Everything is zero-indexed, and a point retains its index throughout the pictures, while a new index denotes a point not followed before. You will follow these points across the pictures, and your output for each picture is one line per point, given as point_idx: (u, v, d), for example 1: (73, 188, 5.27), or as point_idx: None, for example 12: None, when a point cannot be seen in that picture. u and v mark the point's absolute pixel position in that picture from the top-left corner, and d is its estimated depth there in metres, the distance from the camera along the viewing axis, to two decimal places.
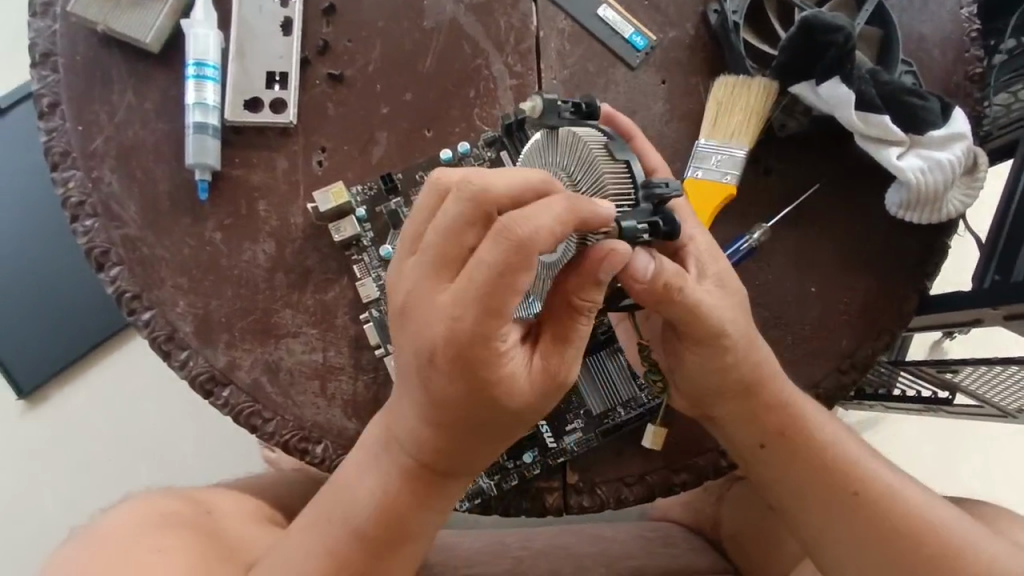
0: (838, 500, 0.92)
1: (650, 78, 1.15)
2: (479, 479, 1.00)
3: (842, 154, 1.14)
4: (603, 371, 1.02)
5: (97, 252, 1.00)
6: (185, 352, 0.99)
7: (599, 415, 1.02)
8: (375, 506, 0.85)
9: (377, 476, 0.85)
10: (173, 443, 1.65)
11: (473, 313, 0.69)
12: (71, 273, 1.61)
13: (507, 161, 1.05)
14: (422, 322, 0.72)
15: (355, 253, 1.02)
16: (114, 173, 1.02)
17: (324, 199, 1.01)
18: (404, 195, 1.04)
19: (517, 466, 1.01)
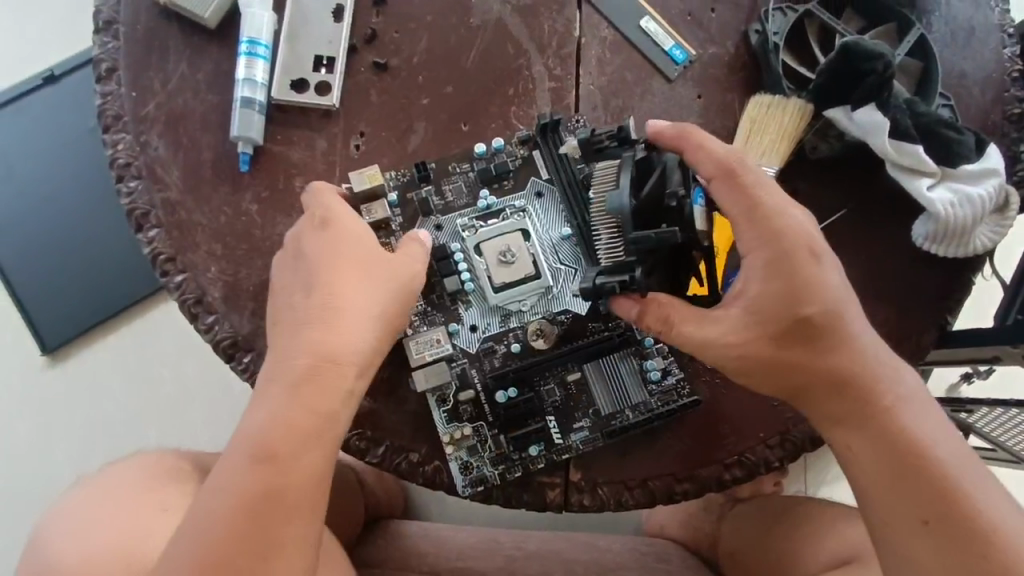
0: (904, 514, 0.81)
1: (687, 91, 1.17)
2: (483, 466, 1.01)
3: (872, 180, 1.14)
4: (615, 374, 1.03)
5: (138, 212, 1.04)
6: (212, 317, 1.03)
7: (608, 416, 1.02)
8: (267, 470, 0.82)
9: (287, 432, 0.84)
10: (185, 410, 1.69)
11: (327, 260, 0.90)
12: (107, 238, 1.66)
13: (537, 160, 1.07)
14: (340, 255, 0.90)
15: (383, 236, 1.05)
16: (161, 139, 1.06)
17: (359, 179, 1.04)
18: (436, 184, 1.06)
19: (523, 459, 1.01)
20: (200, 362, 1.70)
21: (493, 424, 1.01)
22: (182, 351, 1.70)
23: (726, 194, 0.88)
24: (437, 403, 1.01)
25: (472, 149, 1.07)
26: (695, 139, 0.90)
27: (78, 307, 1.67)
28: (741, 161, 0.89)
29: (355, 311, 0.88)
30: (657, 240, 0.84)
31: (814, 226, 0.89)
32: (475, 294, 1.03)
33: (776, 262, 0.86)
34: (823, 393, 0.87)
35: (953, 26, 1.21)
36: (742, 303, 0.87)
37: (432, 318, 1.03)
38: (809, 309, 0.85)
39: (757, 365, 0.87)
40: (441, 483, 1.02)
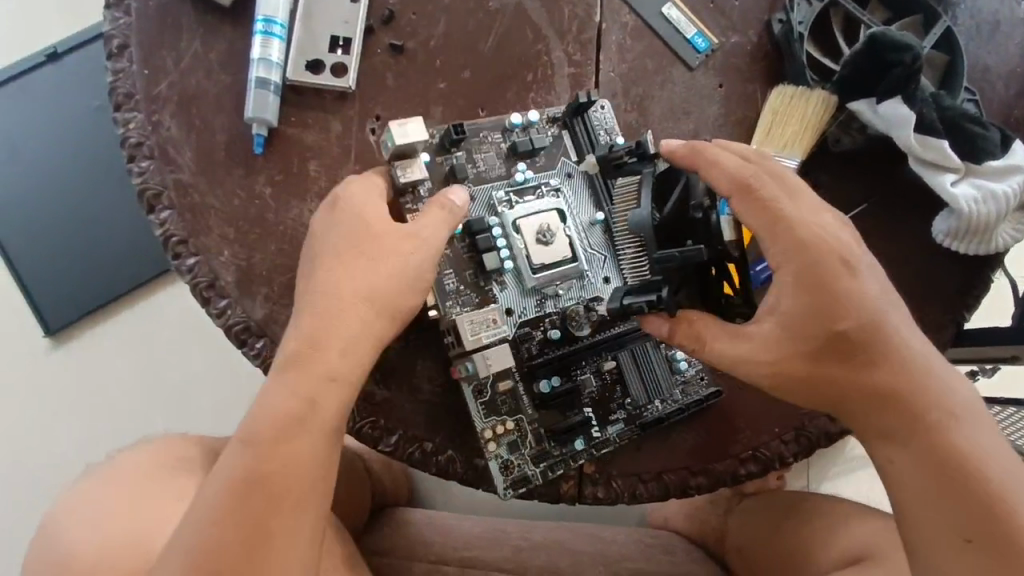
0: (945, 529, 0.76)
1: (708, 81, 1.15)
2: (524, 464, 0.97)
3: (894, 175, 1.13)
4: (648, 364, 1.01)
5: (150, 193, 1.01)
6: (224, 301, 1.01)
7: (637, 407, 1.02)
8: (262, 456, 0.79)
9: (283, 417, 0.81)
10: (190, 395, 1.68)
11: (342, 241, 0.88)
12: (114, 219, 1.64)
13: (565, 143, 1.05)
14: (356, 234, 0.88)
15: (413, 200, 0.98)
16: (174, 119, 1.03)
17: (400, 131, 0.94)
18: (468, 151, 1.01)
19: (563, 455, 0.98)
20: (207, 346, 1.69)
21: (533, 418, 0.98)
22: (187, 334, 1.69)
23: (752, 209, 0.82)
24: (474, 395, 0.96)
25: (506, 121, 1.03)
26: (710, 154, 0.84)
27: (83, 288, 1.65)
28: (761, 174, 0.83)
29: (362, 288, 0.86)
30: (682, 260, 0.81)
31: (848, 236, 0.84)
32: (513, 273, 0.98)
33: (806, 276, 0.81)
34: (861, 408, 0.82)
35: (978, 18, 1.19)
36: (773, 320, 0.82)
37: (467, 298, 0.97)
38: (843, 325, 0.80)
39: (793, 383, 0.83)
40: (455, 473, 1.02)
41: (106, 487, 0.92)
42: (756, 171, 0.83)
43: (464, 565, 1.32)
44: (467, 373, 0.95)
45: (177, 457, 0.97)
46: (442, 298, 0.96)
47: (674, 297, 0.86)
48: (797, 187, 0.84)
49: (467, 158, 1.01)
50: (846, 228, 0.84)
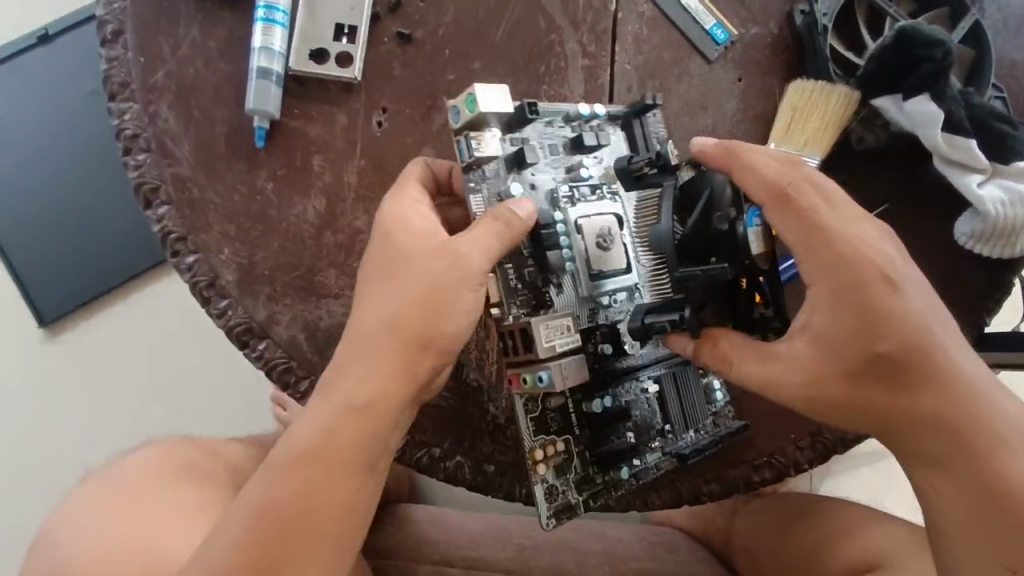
0: (986, 561, 0.71)
1: (726, 74, 1.11)
2: (567, 490, 0.82)
3: (918, 173, 1.10)
4: (687, 386, 0.91)
5: (147, 188, 0.97)
6: (225, 301, 0.97)
7: (674, 437, 0.91)
8: (291, 484, 0.72)
9: (314, 440, 0.73)
10: (187, 391, 1.65)
11: (382, 248, 0.78)
12: (109, 208, 1.59)
13: (623, 144, 0.89)
14: (397, 239, 0.78)
15: (473, 182, 0.81)
16: (171, 110, 0.99)
17: (490, 98, 0.78)
18: (537, 133, 0.85)
19: (608, 483, 0.86)
20: (205, 341, 1.65)
21: (580, 439, 0.84)
22: (185, 328, 1.65)
23: (781, 217, 0.76)
24: (525, 407, 0.81)
25: (573, 108, 0.86)
26: (741, 159, 0.77)
27: (77, 280, 1.60)
28: (796, 180, 0.76)
29: (399, 297, 0.75)
30: (706, 276, 0.74)
31: (890, 247, 0.76)
32: (571, 277, 0.82)
33: (844, 292, 0.74)
34: (906, 432, 0.75)
35: (1005, 12, 1.15)
36: (807, 337, 0.76)
37: (524, 298, 0.81)
38: (886, 344, 0.73)
39: (831, 407, 0.76)
40: (464, 479, 0.99)
41: (97, 494, 0.88)
42: (791, 178, 0.76)
43: (468, 566, 1.31)
44: (538, 385, 0.78)
45: (173, 463, 0.94)
46: (508, 294, 0.80)
47: (698, 317, 0.79)
48: (836, 197, 0.77)
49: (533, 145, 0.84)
50: (887, 238, 0.77)
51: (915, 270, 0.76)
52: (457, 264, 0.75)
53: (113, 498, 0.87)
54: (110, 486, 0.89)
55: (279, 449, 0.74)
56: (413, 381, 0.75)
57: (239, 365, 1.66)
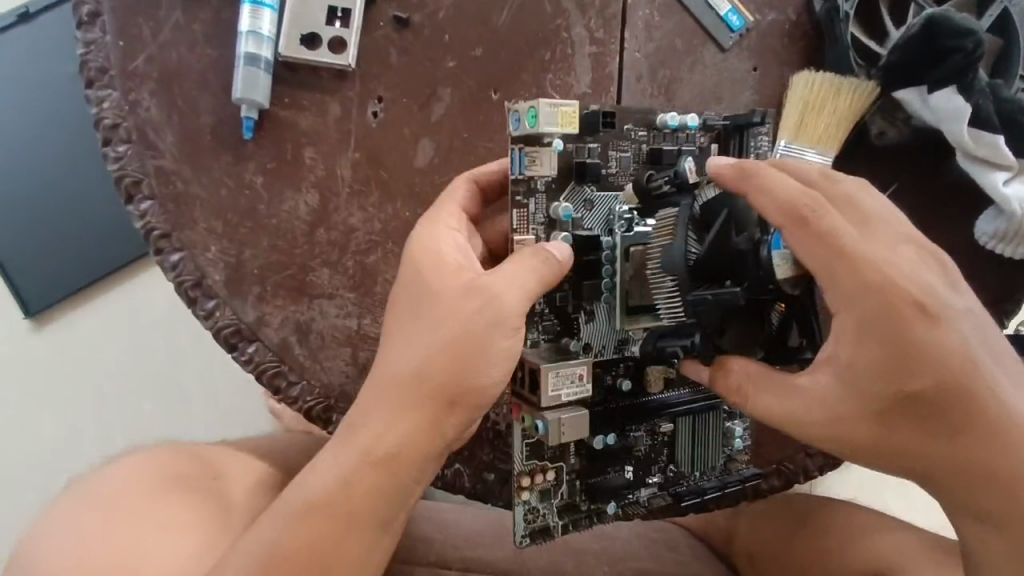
0: None
1: (741, 64, 1.06)
2: (549, 514, 0.73)
3: (937, 171, 1.05)
4: (704, 428, 0.81)
5: (127, 181, 0.91)
6: (212, 302, 0.93)
7: (679, 475, 0.81)
8: (299, 528, 0.61)
9: (335, 480, 0.63)
10: (183, 390, 1.51)
11: (411, 271, 0.70)
12: (88, 192, 1.42)
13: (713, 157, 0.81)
14: (425, 265, 0.69)
15: (520, 196, 0.71)
16: (153, 98, 0.92)
17: (551, 115, 0.67)
18: (604, 143, 0.74)
19: (592, 511, 0.76)
20: (196, 337, 1.52)
21: (575, 468, 0.75)
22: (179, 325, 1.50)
23: (803, 245, 0.65)
24: (521, 435, 0.72)
25: (659, 116, 0.77)
26: (755, 178, 0.66)
27: (56, 271, 1.43)
28: (814, 200, 0.65)
29: (421, 331, 0.64)
30: (717, 301, 0.69)
31: (931, 272, 0.66)
32: (606, 306, 0.74)
33: (871, 325, 0.64)
34: (941, 471, 0.67)
35: None
36: (832, 371, 0.67)
37: (549, 324, 0.73)
38: (918, 383, 0.64)
39: (853, 452, 0.68)
40: (463, 487, 0.96)
41: (60, 513, 0.74)
42: (812, 197, 0.66)
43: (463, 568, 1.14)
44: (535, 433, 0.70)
45: (152, 471, 0.80)
46: (546, 326, 0.73)
47: (711, 344, 0.72)
48: (868, 215, 0.67)
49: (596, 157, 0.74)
50: (927, 261, 0.67)
51: (957, 298, 0.66)
52: (489, 306, 0.63)
53: (82, 516, 0.72)
54: (78, 504, 0.75)
55: (289, 496, 0.63)
56: (440, 437, 0.64)
57: (236, 369, 1.51)
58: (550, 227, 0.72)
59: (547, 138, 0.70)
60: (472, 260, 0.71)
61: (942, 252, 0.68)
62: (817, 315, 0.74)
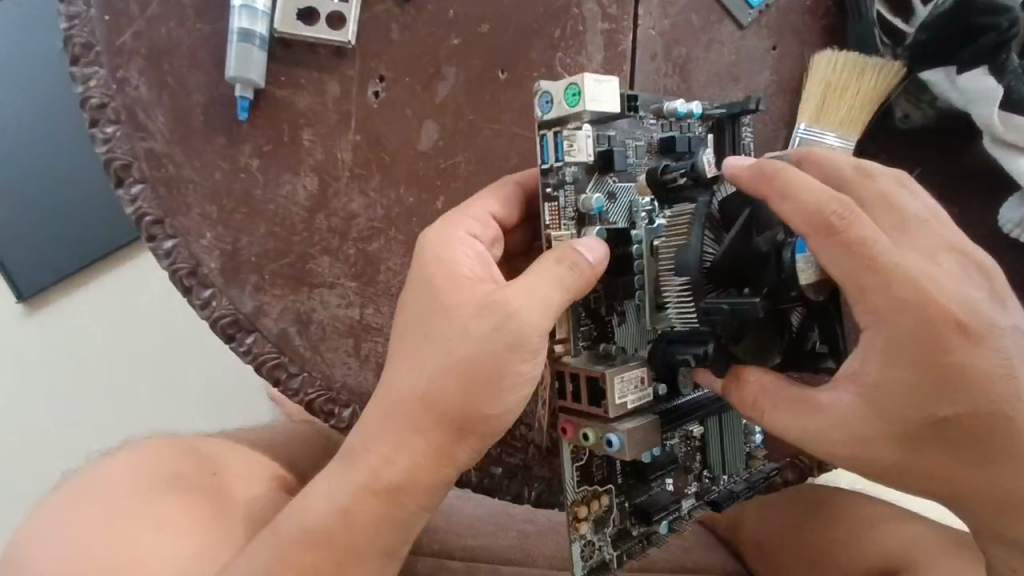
0: None
1: (760, 42, 1.02)
2: (604, 546, 0.69)
3: (961, 155, 1.01)
4: (731, 430, 0.79)
5: (117, 164, 0.86)
6: (208, 291, 0.89)
7: (711, 481, 0.78)
8: (298, 554, 0.58)
9: (332, 499, 0.60)
10: (174, 384, 1.36)
11: (424, 282, 0.64)
12: (76, 168, 1.27)
13: (711, 148, 0.78)
14: (442, 275, 0.64)
15: (550, 188, 0.67)
16: (142, 76, 0.87)
17: (594, 92, 0.63)
18: (621, 131, 0.70)
19: (643, 534, 0.72)
20: (168, 318, 1.35)
21: (621, 489, 0.71)
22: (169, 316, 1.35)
23: (830, 256, 0.59)
24: (571, 455, 0.68)
25: (666, 105, 0.73)
26: (778, 180, 0.61)
27: (40, 258, 1.27)
28: (845, 204, 0.59)
29: (435, 351, 0.60)
30: (733, 312, 0.61)
31: (975, 287, 0.62)
32: (635, 305, 0.70)
33: (907, 345, 0.59)
34: (960, 490, 0.65)
35: None
36: (854, 390, 0.61)
37: (587, 330, 0.69)
38: (951, 409, 0.60)
39: (875, 473, 0.64)
40: (469, 482, 0.93)
41: (52, 507, 0.71)
42: (843, 201, 0.59)
43: (469, 558, 1.03)
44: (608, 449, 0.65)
45: (142, 472, 0.76)
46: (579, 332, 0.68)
47: (722, 354, 0.66)
48: (909, 218, 0.63)
49: (617, 146, 0.69)
50: (970, 274, 0.63)
51: (1001, 316, 0.62)
52: (506, 325, 0.58)
53: (71, 518, 0.69)
54: (71, 498, 0.72)
55: (287, 516, 0.61)
56: (451, 465, 0.60)
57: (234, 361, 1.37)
58: (581, 221, 0.68)
59: (576, 121, 0.65)
60: (495, 279, 0.66)
61: (985, 258, 0.64)
62: (841, 321, 0.69)
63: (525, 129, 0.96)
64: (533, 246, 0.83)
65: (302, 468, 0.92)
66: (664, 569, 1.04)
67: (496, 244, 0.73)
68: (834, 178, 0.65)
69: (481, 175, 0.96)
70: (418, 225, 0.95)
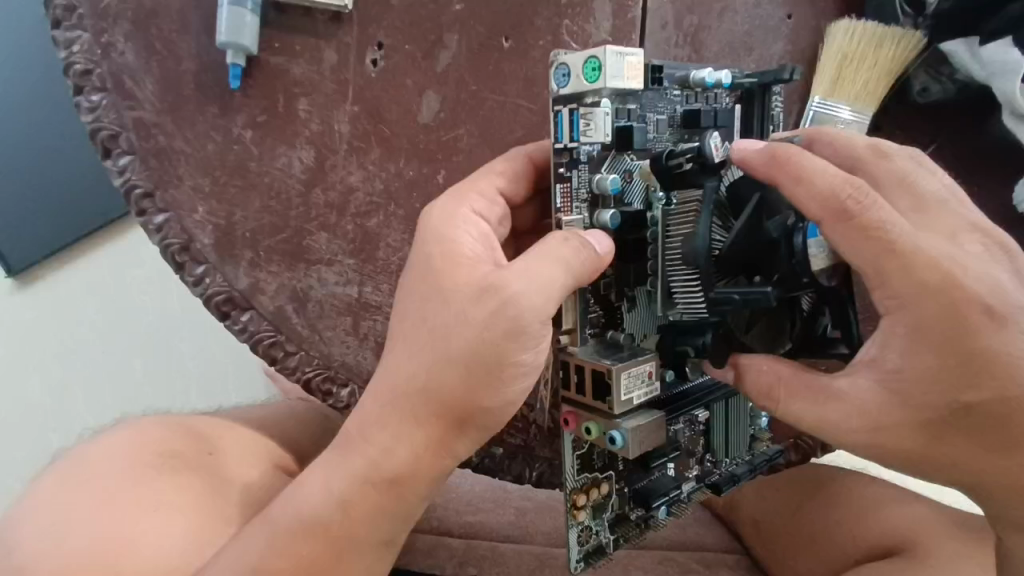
0: None
1: (774, 10, 0.98)
2: (601, 531, 0.68)
3: (979, 131, 0.98)
4: (735, 415, 0.77)
5: (104, 134, 0.82)
6: (202, 267, 0.86)
7: (713, 464, 0.76)
8: (295, 541, 0.57)
9: (330, 489, 0.58)
10: (166, 361, 1.32)
11: (424, 262, 0.61)
12: (63, 139, 1.22)
13: (740, 120, 0.76)
14: (442, 257, 0.60)
15: (563, 168, 0.63)
16: (129, 41, 0.83)
17: (617, 66, 0.59)
18: (643, 103, 0.67)
19: (641, 519, 0.71)
20: (161, 294, 1.30)
21: (621, 475, 0.69)
22: (161, 289, 1.30)
23: (848, 242, 0.57)
24: (571, 444, 0.66)
25: (693, 73, 0.70)
26: (790, 166, 0.58)
27: (28, 233, 1.23)
28: (860, 188, 0.57)
29: (434, 336, 0.57)
30: (745, 302, 0.60)
31: (1001, 269, 0.59)
32: (646, 292, 0.69)
33: (929, 334, 0.57)
34: (988, 480, 0.62)
35: None
36: (875, 376, 0.60)
37: (595, 317, 0.66)
38: (978, 395, 0.58)
39: (893, 461, 0.62)
40: (470, 462, 0.92)
41: (40, 488, 0.69)
42: (857, 183, 0.57)
43: (468, 536, 1.02)
44: (611, 446, 0.63)
45: (130, 453, 0.73)
46: (586, 320, 0.65)
47: (729, 342, 0.67)
48: (929, 198, 0.61)
49: (637, 120, 0.66)
50: (995, 255, 0.60)
51: None
52: (506, 311, 0.55)
53: (59, 502, 0.67)
54: (59, 479, 0.70)
55: (280, 505, 0.59)
56: (449, 453, 0.58)
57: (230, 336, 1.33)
58: (594, 204, 0.65)
59: (595, 96, 0.62)
60: (497, 260, 0.62)
61: (1011, 244, 0.61)
62: (854, 305, 0.66)
63: (530, 100, 0.92)
64: (542, 223, 0.80)
65: (299, 448, 0.91)
66: (663, 546, 1.04)
67: (502, 222, 0.70)
68: (848, 157, 0.64)
69: (484, 148, 0.93)
70: (418, 200, 0.92)
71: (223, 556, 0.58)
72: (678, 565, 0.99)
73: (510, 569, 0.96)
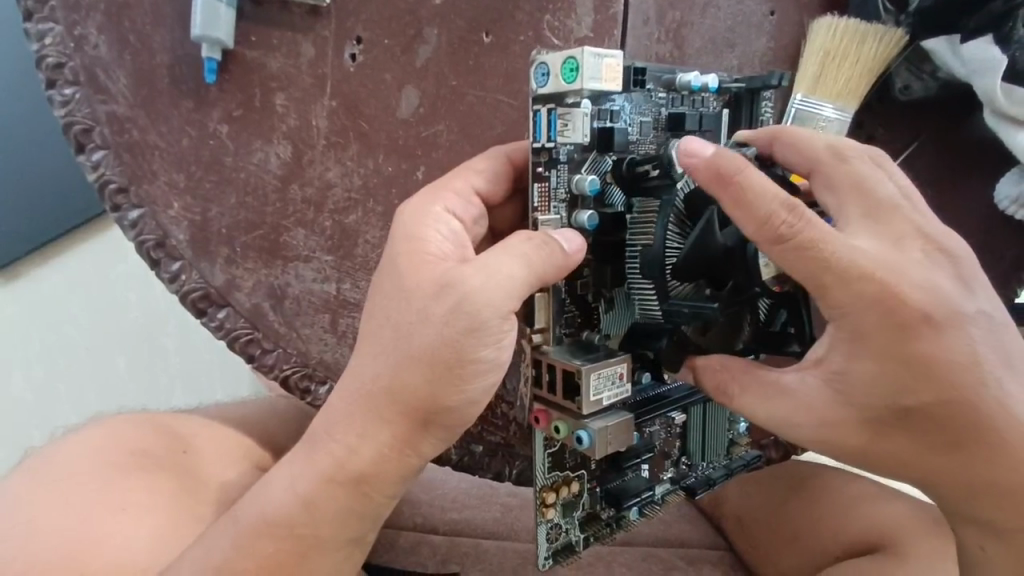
0: None
1: (758, 6, 0.97)
2: (570, 529, 0.68)
3: (961, 128, 0.98)
4: (713, 421, 0.77)
5: (77, 129, 0.81)
6: (177, 264, 0.85)
7: (689, 467, 0.76)
8: (260, 540, 0.56)
9: (297, 488, 0.57)
10: (146, 359, 1.29)
11: (393, 262, 0.60)
12: (36, 133, 1.18)
13: (727, 123, 0.75)
14: (412, 256, 0.60)
15: (541, 168, 0.62)
16: (102, 33, 0.81)
17: (595, 67, 0.59)
18: (624, 102, 0.66)
19: (615, 519, 0.71)
20: (141, 292, 1.27)
21: (594, 474, 0.69)
22: (139, 287, 1.27)
23: (802, 251, 0.57)
24: (543, 443, 0.66)
25: (679, 77, 0.69)
26: (736, 184, 0.56)
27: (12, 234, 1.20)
28: (797, 211, 0.56)
29: (399, 335, 0.56)
30: (695, 314, 0.62)
31: (942, 275, 0.59)
32: (624, 293, 0.69)
33: (887, 338, 0.57)
34: (948, 483, 0.63)
35: None
36: (822, 376, 0.60)
37: (570, 317, 0.66)
38: (917, 399, 0.58)
39: (841, 458, 0.63)
40: (449, 459, 0.92)
41: (9, 484, 0.68)
42: (793, 205, 0.56)
43: (453, 533, 1.01)
44: (579, 447, 0.63)
45: (101, 451, 0.72)
46: (560, 318, 0.65)
47: (683, 347, 0.67)
48: (882, 204, 0.60)
49: (619, 122, 0.66)
50: (937, 262, 0.60)
51: (972, 301, 0.59)
52: (465, 309, 0.54)
53: (22, 498, 0.66)
54: (26, 477, 0.69)
55: (247, 507, 0.59)
56: (414, 452, 0.58)
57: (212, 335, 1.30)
58: (572, 204, 0.65)
59: (577, 96, 0.61)
60: (465, 257, 0.62)
61: (958, 248, 0.61)
62: (809, 305, 0.68)
63: (510, 96, 0.91)
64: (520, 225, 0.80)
65: (278, 444, 0.91)
66: (647, 543, 1.03)
67: (478, 223, 0.69)
68: (809, 159, 0.63)
69: (464, 144, 0.92)
70: (396, 196, 0.91)
71: (192, 555, 0.57)
72: (660, 562, 0.99)
73: (491, 567, 0.95)
